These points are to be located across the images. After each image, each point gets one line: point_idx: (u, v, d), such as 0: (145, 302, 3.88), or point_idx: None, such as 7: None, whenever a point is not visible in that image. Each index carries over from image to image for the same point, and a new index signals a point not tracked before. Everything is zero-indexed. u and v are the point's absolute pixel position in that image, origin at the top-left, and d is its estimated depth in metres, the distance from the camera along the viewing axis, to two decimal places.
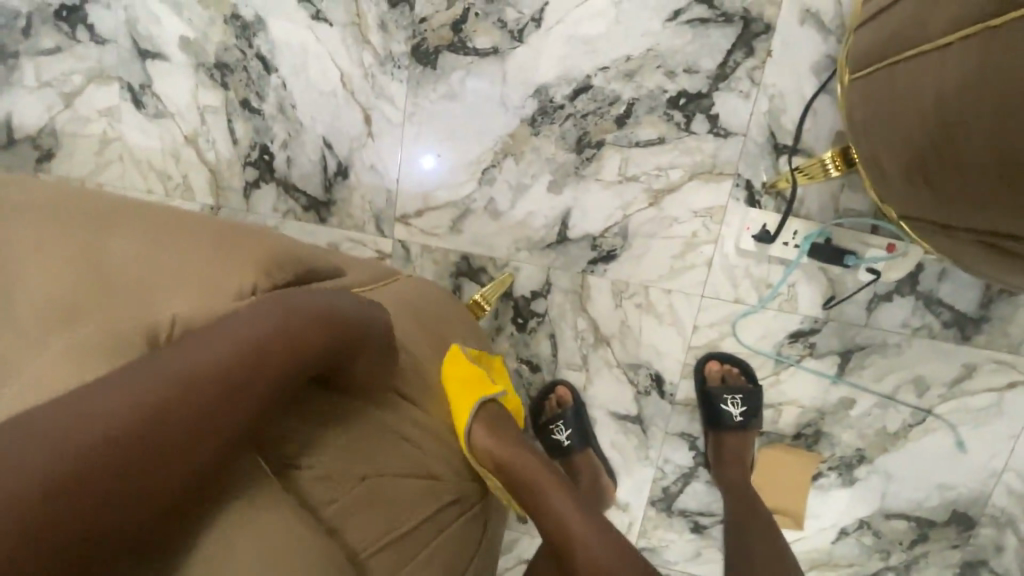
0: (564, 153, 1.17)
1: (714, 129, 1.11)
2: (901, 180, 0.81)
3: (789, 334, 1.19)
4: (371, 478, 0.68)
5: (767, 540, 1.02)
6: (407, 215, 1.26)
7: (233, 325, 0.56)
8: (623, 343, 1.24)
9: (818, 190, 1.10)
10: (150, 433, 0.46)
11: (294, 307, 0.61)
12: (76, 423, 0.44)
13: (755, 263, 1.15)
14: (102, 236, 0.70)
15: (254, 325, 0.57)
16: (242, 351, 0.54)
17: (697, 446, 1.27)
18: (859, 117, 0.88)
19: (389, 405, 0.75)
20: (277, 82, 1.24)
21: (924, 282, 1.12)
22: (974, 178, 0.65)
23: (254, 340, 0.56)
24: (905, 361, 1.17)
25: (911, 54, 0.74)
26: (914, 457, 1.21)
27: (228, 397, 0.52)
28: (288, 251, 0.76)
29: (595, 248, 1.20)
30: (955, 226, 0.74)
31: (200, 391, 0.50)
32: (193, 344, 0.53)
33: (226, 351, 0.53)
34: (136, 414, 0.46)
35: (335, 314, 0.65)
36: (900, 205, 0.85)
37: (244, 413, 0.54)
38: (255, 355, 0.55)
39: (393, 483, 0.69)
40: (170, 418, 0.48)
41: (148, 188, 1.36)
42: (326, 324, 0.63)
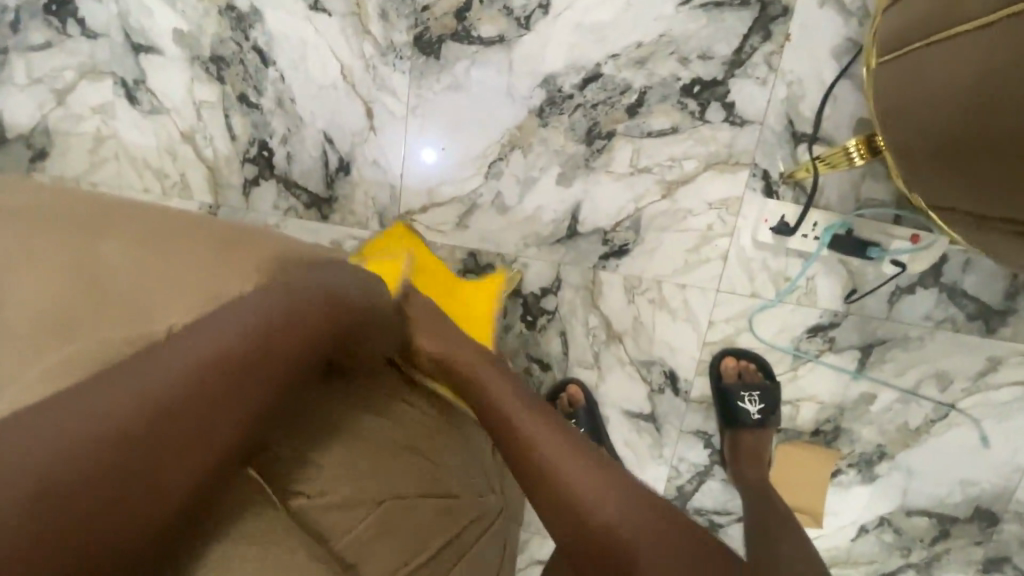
0: (574, 145, 1.13)
1: (730, 118, 1.07)
2: (932, 168, 0.77)
3: (808, 329, 1.15)
4: (389, 500, 0.64)
5: (792, 541, 0.95)
6: (412, 211, 1.22)
7: (226, 316, 0.56)
8: (636, 340, 1.21)
9: (838, 180, 1.06)
10: (146, 433, 0.47)
11: (296, 298, 0.61)
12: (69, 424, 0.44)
13: (772, 256, 1.12)
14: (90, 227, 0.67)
15: (248, 314, 0.57)
16: (238, 345, 0.54)
17: (712, 444, 1.24)
18: (887, 101, 0.84)
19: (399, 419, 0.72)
20: (275, 75, 1.19)
21: (948, 274, 1.09)
22: (1010, 166, 0.62)
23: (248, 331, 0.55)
24: (928, 355, 1.13)
25: (947, 35, 0.70)
26: (936, 452, 1.18)
27: (224, 392, 0.52)
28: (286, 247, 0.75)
29: (606, 242, 1.17)
30: (987, 216, 0.71)
31: (195, 387, 0.50)
32: (185, 338, 0.53)
33: (222, 342, 0.53)
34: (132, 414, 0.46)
35: (330, 302, 0.65)
36: (929, 193, 0.81)
37: (241, 402, 0.54)
38: (251, 347, 0.55)
39: (413, 506, 0.66)
40: (165, 416, 0.48)
41: (145, 187, 1.32)
42: (321, 311, 0.63)
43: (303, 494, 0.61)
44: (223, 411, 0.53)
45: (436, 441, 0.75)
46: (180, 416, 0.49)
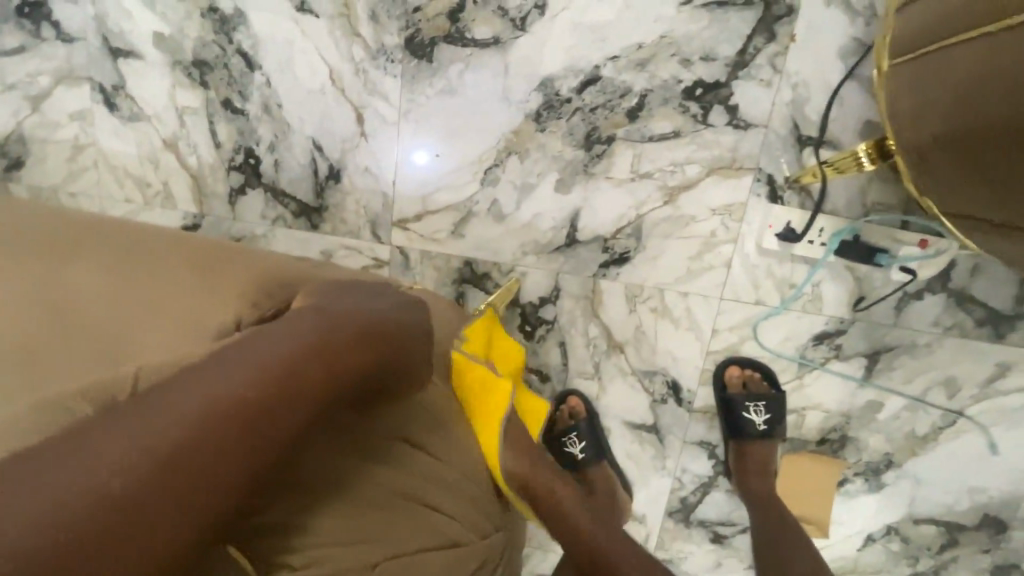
0: (573, 150, 1.09)
1: (733, 121, 1.04)
2: (951, 174, 0.73)
3: (814, 336, 1.12)
4: (382, 564, 0.63)
5: (797, 545, 0.99)
6: (405, 220, 1.18)
7: (252, 352, 0.52)
8: (638, 349, 1.18)
9: (844, 185, 1.03)
10: (159, 481, 0.42)
11: (330, 331, 0.57)
12: (77, 472, 0.40)
13: (777, 263, 1.09)
14: (80, 266, 0.70)
15: (275, 352, 0.52)
16: (264, 387, 0.50)
17: (717, 455, 1.21)
18: (907, 102, 0.79)
19: (403, 465, 0.67)
20: (261, 79, 1.15)
21: (957, 279, 1.06)
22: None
23: (271, 365, 0.51)
24: (935, 362, 1.11)
25: (978, 34, 0.65)
26: (944, 460, 1.16)
27: (246, 431, 0.48)
28: (278, 275, 0.76)
29: (607, 250, 1.13)
30: (1005, 225, 0.68)
31: (219, 428, 0.46)
32: (213, 374, 0.49)
33: (259, 379, 0.50)
34: (147, 460, 0.42)
35: (369, 330, 0.61)
36: (948, 200, 0.77)
37: (272, 443, 0.50)
38: (279, 381, 0.51)
39: (410, 564, 0.64)
40: (184, 462, 0.44)
41: (127, 197, 1.27)
42: (351, 339, 0.58)
43: (290, 564, 0.61)
44: (245, 451, 0.48)
45: (447, 485, 0.69)
46: (196, 462, 0.44)
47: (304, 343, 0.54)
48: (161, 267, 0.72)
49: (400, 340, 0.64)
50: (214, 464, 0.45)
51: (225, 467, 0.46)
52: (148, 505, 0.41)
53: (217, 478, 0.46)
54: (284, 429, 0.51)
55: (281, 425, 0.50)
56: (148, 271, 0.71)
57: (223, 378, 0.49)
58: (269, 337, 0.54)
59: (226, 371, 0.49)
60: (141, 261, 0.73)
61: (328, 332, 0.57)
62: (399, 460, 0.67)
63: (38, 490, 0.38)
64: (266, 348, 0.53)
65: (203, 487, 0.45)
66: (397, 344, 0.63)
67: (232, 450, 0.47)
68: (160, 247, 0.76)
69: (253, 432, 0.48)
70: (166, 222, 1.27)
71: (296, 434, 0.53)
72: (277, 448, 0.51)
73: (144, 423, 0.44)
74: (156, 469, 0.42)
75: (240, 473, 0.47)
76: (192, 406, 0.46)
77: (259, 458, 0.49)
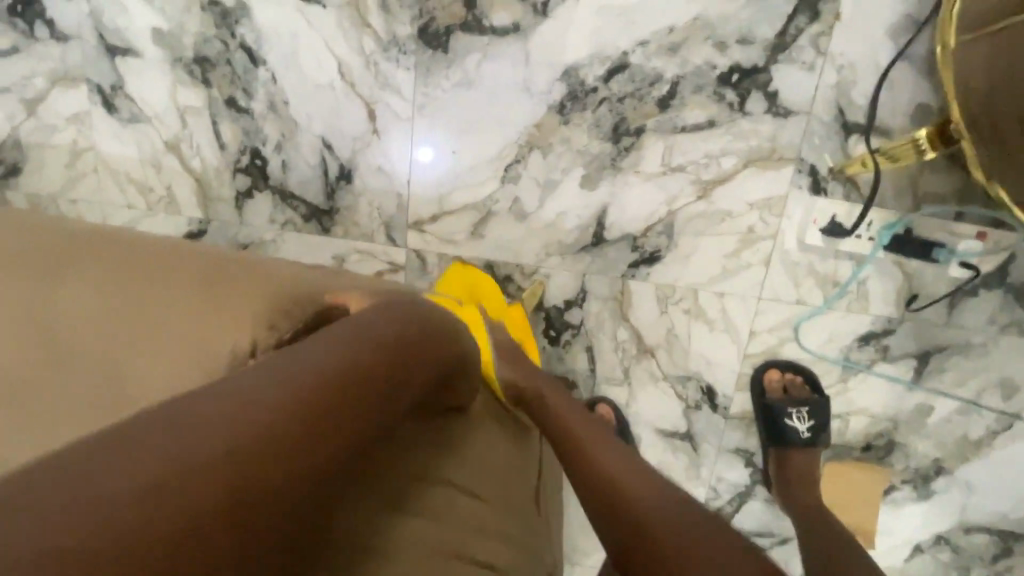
0: (599, 143, 1.02)
1: (773, 108, 0.97)
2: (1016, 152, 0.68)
3: (860, 337, 1.06)
4: None
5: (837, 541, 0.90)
6: (421, 221, 1.12)
7: (300, 359, 0.49)
8: (669, 353, 1.11)
9: (894, 175, 0.96)
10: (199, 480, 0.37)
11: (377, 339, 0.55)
12: (119, 467, 0.36)
13: (820, 259, 1.02)
14: (80, 280, 0.65)
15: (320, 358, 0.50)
16: (315, 392, 0.46)
17: (754, 462, 1.16)
18: (982, 76, 0.72)
19: (441, 506, 0.61)
20: (266, 75, 1.09)
21: (1016, 274, 0.99)
22: None
23: (318, 371, 0.48)
24: (991, 362, 1.04)
25: None
26: (999, 466, 1.09)
27: (301, 442, 0.43)
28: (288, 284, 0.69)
29: (636, 249, 1.07)
30: None
31: (266, 433, 0.42)
32: (260, 378, 0.46)
33: (307, 381, 0.46)
34: (196, 465, 0.38)
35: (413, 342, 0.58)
36: (998, 175, 0.73)
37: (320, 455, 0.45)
38: (333, 389, 0.47)
39: None
40: (234, 470, 0.39)
41: (129, 203, 1.21)
42: (400, 356, 0.56)
43: None
44: (298, 465, 0.43)
45: (487, 532, 0.62)
46: (244, 463, 0.40)
47: (357, 354, 0.52)
48: (160, 277, 0.66)
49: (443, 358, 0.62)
50: (264, 477, 0.41)
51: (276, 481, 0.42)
52: (190, 507, 0.36)
53: (266, 494, 0.41)
54: (334, 437, 0.46)
55: (334, 440, 0.46)
56: (146, 282, 0.66)
57: (272, 384, 0.45)
58: (318, 347, 0.51)
59: (277, 378, 0.46)
60: (133, 270, 0.66)
61: (379, 344, 0.54)
62: (441, 503, 0.61)
63: (74, 488, 0.34)
64: (320, 355, 0.50)
65: (253, 500, 0.40)
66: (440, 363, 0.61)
67: (281, 458, 0.42)
68: (158, 253, 0.70)
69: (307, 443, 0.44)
70: (170, 229, 1.21)
71: (342, 450, 0.47)
72: (327, 458, 0.46)
73: (198, 422, 0.40)
74: (206, 475, 0.38)
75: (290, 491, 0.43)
76: (243, 409, 0.42)
77: (308, 472, 0.44)
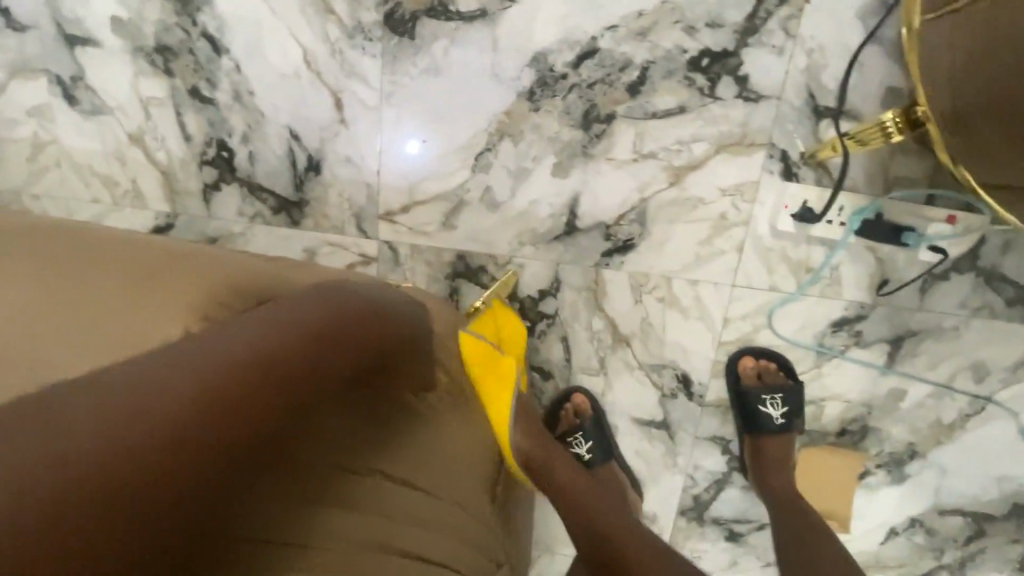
0: (570, 130, 1.01)
1: (743, 93, 0.96)
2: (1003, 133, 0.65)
3: (833, 322, 1.05)
4: None
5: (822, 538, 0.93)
6: (392, 212, 1.10)
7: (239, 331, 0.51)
8: (645, 342, 1.11)
9: (865, 159, 0.96)
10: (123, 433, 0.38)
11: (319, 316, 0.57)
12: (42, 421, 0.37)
13: (793, 245, 1.01)
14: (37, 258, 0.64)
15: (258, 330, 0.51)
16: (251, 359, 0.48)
17: (730, 450, 1.16)
18: (958, 53, 0.69)
19: (384, 498, 0.58)
20: (230, 64, 1.06)
21: (986, 258, 0.99)
22: None
23: (257, 341, 0.50)
24: (963, 346, 1.04)
25: None
26: (972, 448, 1.10)
27: (222, 419, 0.43)
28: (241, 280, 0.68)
29: (609, 238, 1.06)
30: None
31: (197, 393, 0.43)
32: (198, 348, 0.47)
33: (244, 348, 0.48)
34: (104, 439, 0.37)
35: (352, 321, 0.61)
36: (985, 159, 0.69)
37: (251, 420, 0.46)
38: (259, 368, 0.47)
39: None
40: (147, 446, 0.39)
41: (94, 198, 1.18)
42: (331, 338, 0.56)
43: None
44: (218, 438, 0.43)
45: (430, 525, 0.60)
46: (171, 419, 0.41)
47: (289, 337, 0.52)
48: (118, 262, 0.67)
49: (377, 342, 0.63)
50: (180, 454, 0.41)
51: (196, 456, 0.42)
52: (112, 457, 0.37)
53: (185, 470, 0.41)
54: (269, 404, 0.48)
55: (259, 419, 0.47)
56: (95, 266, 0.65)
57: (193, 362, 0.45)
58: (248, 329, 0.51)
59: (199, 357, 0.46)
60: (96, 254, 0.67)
61: (309, 326, 0.55)
62: (380, 494, 0.58)
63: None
64: (249, 335, 0.50)
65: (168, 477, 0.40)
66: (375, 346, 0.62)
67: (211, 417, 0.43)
68: (113, 250, 0.69)
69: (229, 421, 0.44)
70: (137, 223, 1.19)
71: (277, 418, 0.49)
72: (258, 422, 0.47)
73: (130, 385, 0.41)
74: (116, 452, 0.37)
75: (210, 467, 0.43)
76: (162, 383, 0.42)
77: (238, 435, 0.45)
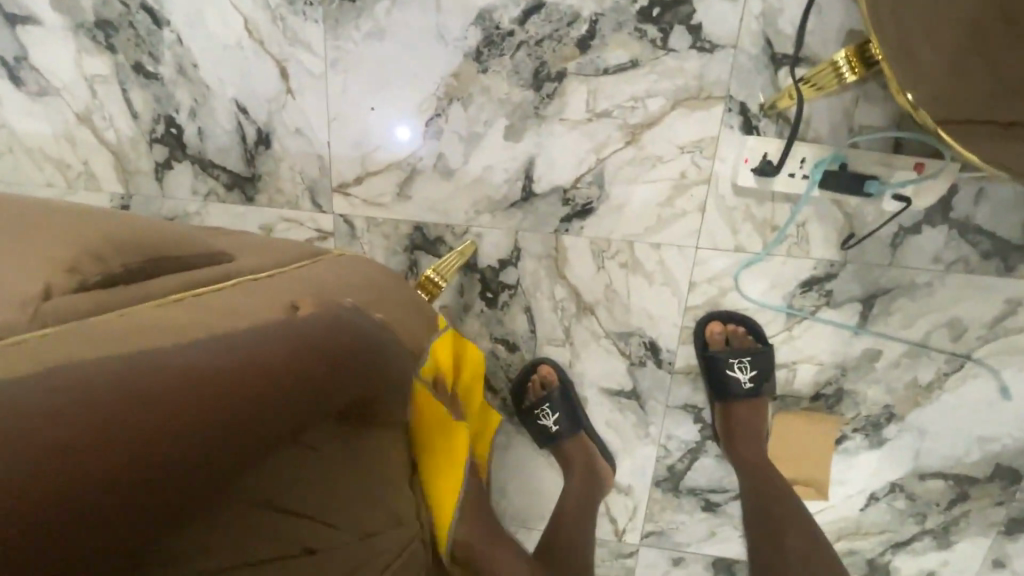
0: (520, 91, 0.97)
1: (697, 43, 0.91)
2: None
3: (801, 283, 1.02)
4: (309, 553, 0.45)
5: (783, 502, 0.95)
6: (346, 184, 1.07)
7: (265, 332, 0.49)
8: (609, 310, 1.08)
9: (827, 109, 0.91)
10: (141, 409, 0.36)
11: (336, 329, 0.57)
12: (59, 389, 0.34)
13: (756, 203, 0.98)
14: None
15: (284, 335, 0.50)
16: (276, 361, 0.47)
17: (703, 418, 1.13)
18: None
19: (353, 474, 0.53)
20: (171, 37, 1.03)
21: (959, 208, 0.95)
22: None
23: (278, 347, 0.48)
24: (937, 302, 1.00)
25: None
26: (952, 409, 1.06)
27: (251, 411, 0.42)
28: (166, 247, 0.55)
29: (567, 202, 1.02)
30: None
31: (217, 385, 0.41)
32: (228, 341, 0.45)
33: (272, 355, 0.47)
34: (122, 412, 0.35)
35: (364, 338, 0.60)
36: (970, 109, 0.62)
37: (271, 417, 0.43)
38: (272, 373, 0.46)
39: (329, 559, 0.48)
40: (163, 427, 0.36)
41: (47, 181, 1.17)
42: (338, 347, 0.55)
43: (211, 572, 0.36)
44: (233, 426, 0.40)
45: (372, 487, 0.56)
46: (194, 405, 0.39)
47: (296, 340, 0.50)
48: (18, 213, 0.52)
49: (371, 357, 0.60)
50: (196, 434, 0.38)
51: (207, 441, 0.38)
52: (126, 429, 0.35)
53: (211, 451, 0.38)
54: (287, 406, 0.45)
55: (280, 409, 0.44)
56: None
57: (198, 351, 0.42)
58: (251, 322, 0.49)
59: (210, 345, 0.44)
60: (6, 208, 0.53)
61: (329, 339, 0.54)
62: (358, 473, 0.54)
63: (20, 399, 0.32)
64: (273, 339, 0.49)
65: (189, 458, 0.37)
66: (376, 355, 0.61)
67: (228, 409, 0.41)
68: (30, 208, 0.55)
69: (245, 412, 0.41)
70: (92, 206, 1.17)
71: (293, 414, 0.45)
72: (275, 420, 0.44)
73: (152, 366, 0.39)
74: (145, 424, 0.36)
75: (229, 449, 0.39)
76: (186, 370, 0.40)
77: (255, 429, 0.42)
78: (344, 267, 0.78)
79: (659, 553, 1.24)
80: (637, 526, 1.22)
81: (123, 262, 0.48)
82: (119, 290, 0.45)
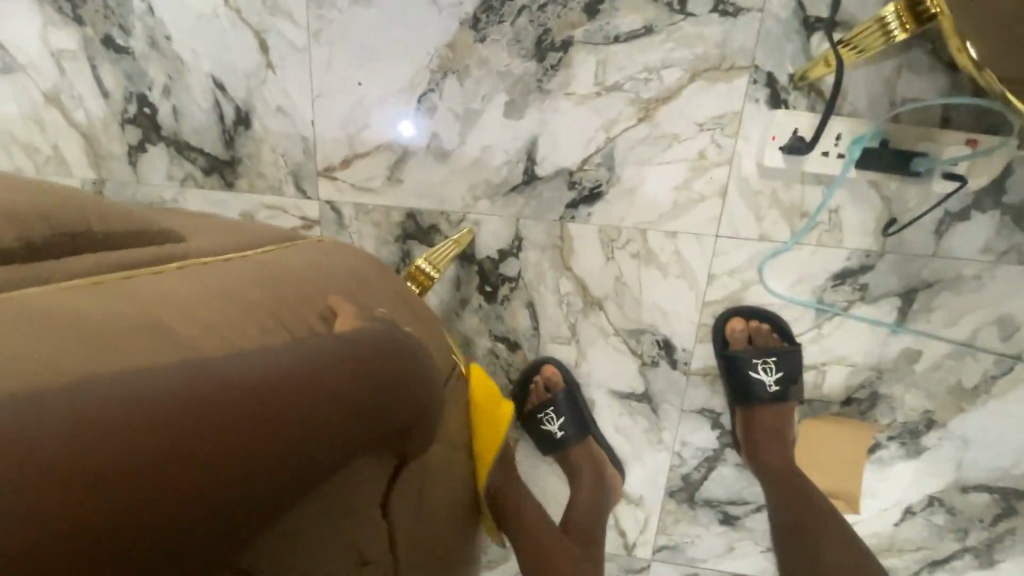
0: (521, 62, 0.88)
1: (719, 6, 0.82)
2: None
3: (834, 275, 0.92)
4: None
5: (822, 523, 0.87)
6: (332, 168, 0.99)
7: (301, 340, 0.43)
8: (620, 305, 0.98)
9: (865, 80, 0.82)
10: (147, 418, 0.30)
11: (379, 337, 0.50)
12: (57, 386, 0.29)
13: (783, 186, 0.88)
14: None
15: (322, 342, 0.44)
16: (313, 367, 0.40)
17: (722, 424, 1.03)
18: None
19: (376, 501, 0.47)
20: (141, 7, 0.95)
21: (1013, 191, 0.84)
22: None
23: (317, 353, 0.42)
24: (986, 297, 0.90)
25: None
26: (1000, 415, 0.96)
27: (278, 425, 0.35)
28: (138, 234, 0.48)
29: (574, 186, 0.93)
30: None
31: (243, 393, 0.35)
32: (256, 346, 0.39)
33: (308, 360, 0.40)
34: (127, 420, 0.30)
35: (407, 346, 0.53)
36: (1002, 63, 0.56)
37: (301, 435, 0.37)
38: (309, 382, 0.39)
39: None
40: (172, 442, 0.31)
41: (16, 167, 1.09)
42: (384, 356, 0.47)
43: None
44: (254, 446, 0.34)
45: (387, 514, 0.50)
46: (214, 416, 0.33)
47: (319, 346, 0.43)
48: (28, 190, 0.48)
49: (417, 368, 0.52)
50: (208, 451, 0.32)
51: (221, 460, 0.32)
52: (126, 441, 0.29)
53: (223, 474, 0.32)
54: (322, 422, 0.38)
55: (313, 426, 0.38)
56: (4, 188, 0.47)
57: (219, 356, 0.36)
58: (259, 324, 0.42)
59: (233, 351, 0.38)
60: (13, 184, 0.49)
61: (373, 346, 0.47)
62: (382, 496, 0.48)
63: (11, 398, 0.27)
64: (310, 347, 0.42)
65: (196, 479, 0.31)
66: (414, 359, 0.53)
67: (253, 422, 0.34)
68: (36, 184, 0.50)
69: (252, 434, 0.34)
70: None
71: (325, 433, 0.39)
72: (307, 440, 0.37)
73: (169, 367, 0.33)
74: (151, 435, 0.30)
75: (225, 478, 0.32)
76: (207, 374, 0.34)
77: (280, 449, 0.35)
78: (359, 268, 0.72)
79: (672, 569, 1.15)
80: (649, 540, 1.13)
81: (54, 228, 0.40)
82: (6, 271, 0.36)
